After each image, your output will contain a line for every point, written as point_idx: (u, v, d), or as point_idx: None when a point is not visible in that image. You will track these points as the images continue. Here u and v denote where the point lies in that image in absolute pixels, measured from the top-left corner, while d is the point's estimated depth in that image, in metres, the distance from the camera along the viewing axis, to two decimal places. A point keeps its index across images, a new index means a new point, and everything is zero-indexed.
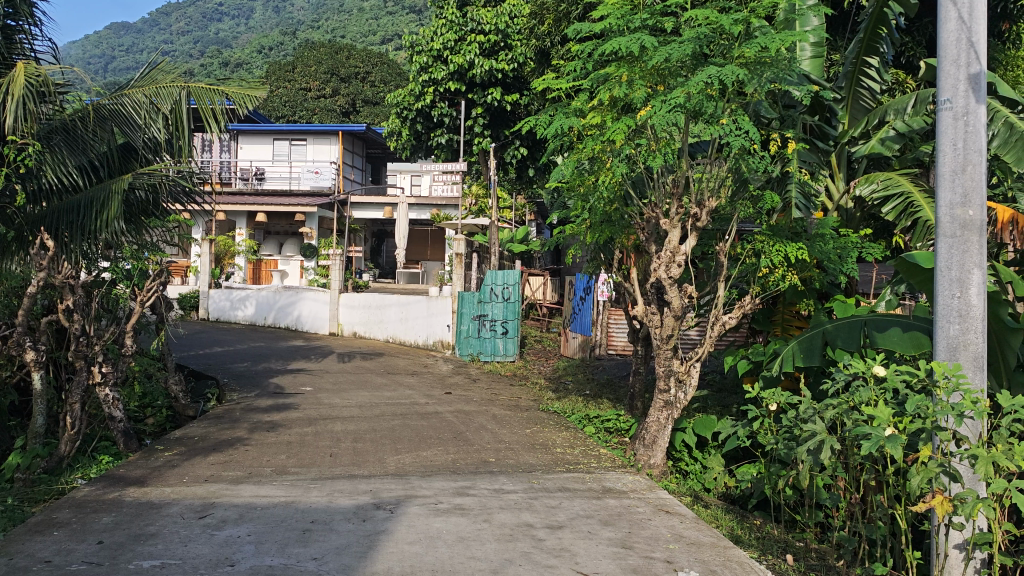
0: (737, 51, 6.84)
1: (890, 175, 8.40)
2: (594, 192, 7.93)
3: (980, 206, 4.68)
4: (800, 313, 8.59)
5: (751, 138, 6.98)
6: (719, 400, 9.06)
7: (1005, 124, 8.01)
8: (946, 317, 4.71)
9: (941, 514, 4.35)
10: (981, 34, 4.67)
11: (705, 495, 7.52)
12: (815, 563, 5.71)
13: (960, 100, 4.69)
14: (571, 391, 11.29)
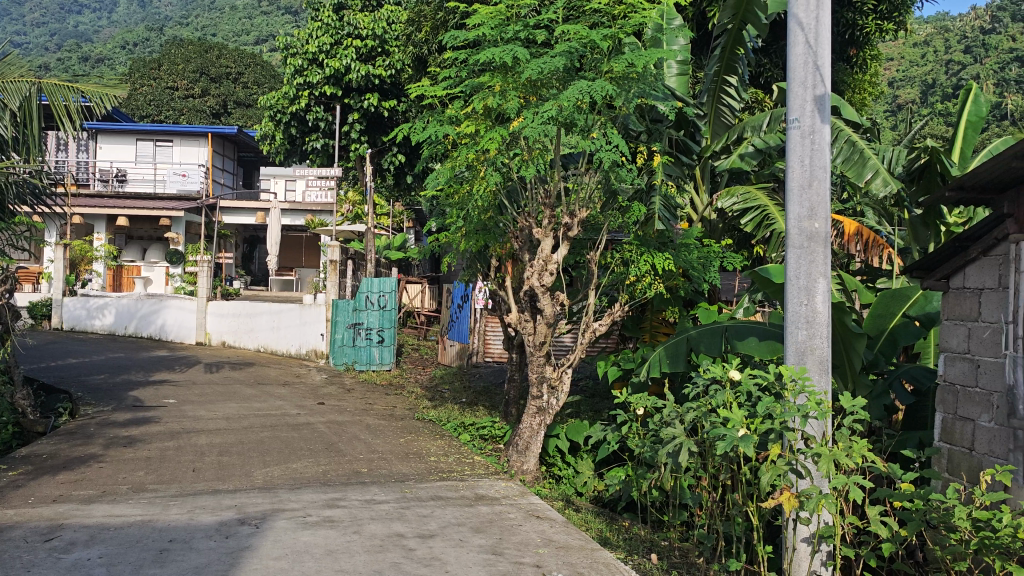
0: (606, 65, 7.03)
1: (749, 189, 8.84)
2: (468, 201, 7.97)
3: (825, 219, 4.98)
4: (667, 320, 8.92)
5: (620, 152, 7.17)
6: (591, 405, 9.27)
7: (847, 143, 8.57)
8: (795, 323, 5.00)
9: (788, 510, 4.59)
10: (825, 58, 4.97)
11: (577, 499, 7.66)
12: (678, 561, 5.93)
13: (807, 119, 4.99)
14: (447, 399, 11.28)
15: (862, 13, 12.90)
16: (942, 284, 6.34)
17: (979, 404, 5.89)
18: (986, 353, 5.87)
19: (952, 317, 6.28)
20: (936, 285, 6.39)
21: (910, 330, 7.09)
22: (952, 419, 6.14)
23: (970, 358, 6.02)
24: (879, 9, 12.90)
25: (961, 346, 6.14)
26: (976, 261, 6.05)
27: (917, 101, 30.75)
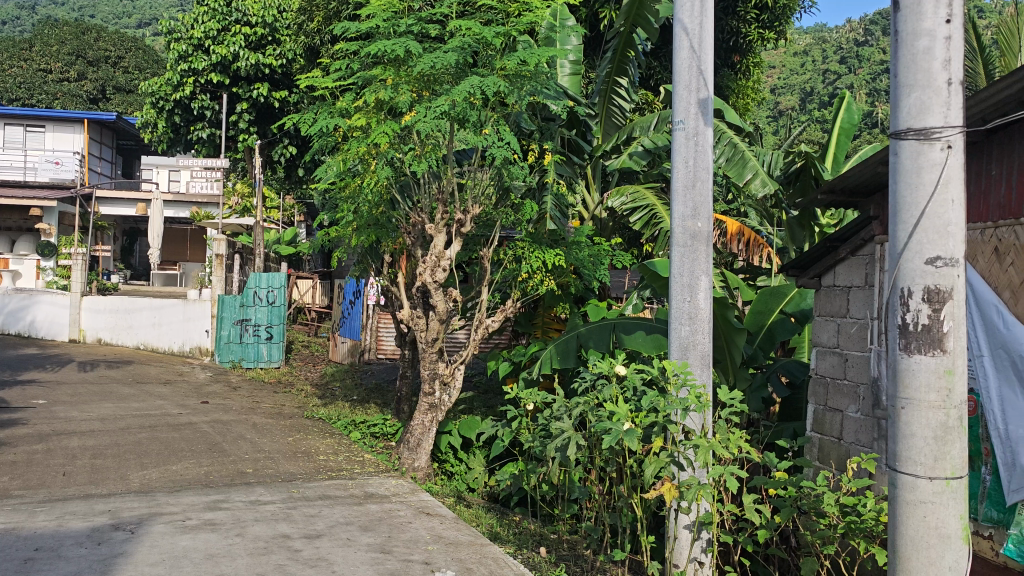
0: (499, 62, 7.04)
1: (638, 189, 9.08)
2: (359, 195, 7.85)
3: (707, 219, 5.14)
4: (558, 317, 9.06)
5: (512, 149, 7.20)
6: (484, 401, 9.31)
7: (730, 145, 8.89)
8: (679, 319, 5.15)
9: (670, 500, 4.72)
10: (708, 63, 5.14)
11: (469, 495, 7.67)
12: (566, 554, 6.02)
13: (691, 122, 5.14)
14: (338, 396, 11.09)
15: (745, 22, 13.43)
16: (815, 282, 6.69)
17: (847, 395, 6.23)
18: (853, 347, 6.22)
19: (824, 313, 6.62)
20: (808, 283, 6.73)
21: (786, 326, 7.43)
22: (823, 410, 6.50)
23: (840, 352, 6.36)
24: (760, 18, 13.45)
25: (831, 340, 6.49)
26: (845, 260, 6.40)
27: (796, 108, 32.25)
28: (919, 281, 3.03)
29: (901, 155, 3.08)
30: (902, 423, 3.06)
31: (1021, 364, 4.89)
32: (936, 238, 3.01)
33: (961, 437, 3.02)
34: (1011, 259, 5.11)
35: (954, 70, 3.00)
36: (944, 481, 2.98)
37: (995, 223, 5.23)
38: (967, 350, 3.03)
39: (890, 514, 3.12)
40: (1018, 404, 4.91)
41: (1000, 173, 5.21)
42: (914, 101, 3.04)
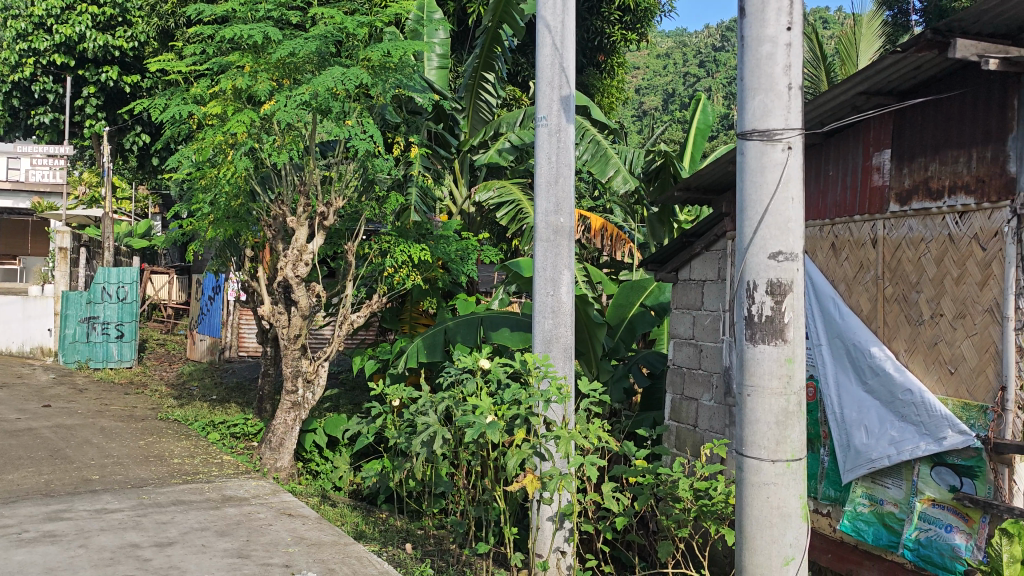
0: (361, 53, 6.89)
1: (504, 184, 9.12)
2: (215, 186, 7.53)
3: (569, 214, 5.23)
4: (425, 312, 9.02)
5: (376, 142, 7.08)
6: (350, 398, 9.16)
7: (592, 142, 9.06)
8: (542, 313, 5.21)
9: (531, 491, 4.76)
10: (570, 61, 5.22)
11: (334, 493, 7.52)
12: (432, 549, 6.00)
13: (553, 118, 5.21)
14: (195, 396, 10.64)
15: (609, 23, 13.82)
16: (673, 275, 6.96)
17: (701, 384, 6.52)
18: (707, 338, 6.49)
19: (680, 306, 6.89)
20: (666, 277, 6.97)
21: (646, 319, 7.69)
22: (680, 399, 6.77)
23: (695, 343, 6.64)
24: (623, 19, 13.85)
25: (687, 332, 6.75)
26: (700, 255, 6.67)
27: (658, 108, 33.43)
28: (763, 274, 3.19)
29: (746, 155, 3.22)
30: (747, 410, 3.21)
31: (855, 352, 5.24)
32: (778, 234, 3.17)
33: (800, 421, 3.20)
34: (846, 254, 5.48)
35: (793, 76, 3.16)
36: (785, 462, 3.15)
37: (833, 220, 5.60)
38: (806, 339, 3.22)
39: (737, 497, 3.27)
40: (851, 389, 5.25)
41: (836, 173, 5.60)
42: (758, 104, 3.18)
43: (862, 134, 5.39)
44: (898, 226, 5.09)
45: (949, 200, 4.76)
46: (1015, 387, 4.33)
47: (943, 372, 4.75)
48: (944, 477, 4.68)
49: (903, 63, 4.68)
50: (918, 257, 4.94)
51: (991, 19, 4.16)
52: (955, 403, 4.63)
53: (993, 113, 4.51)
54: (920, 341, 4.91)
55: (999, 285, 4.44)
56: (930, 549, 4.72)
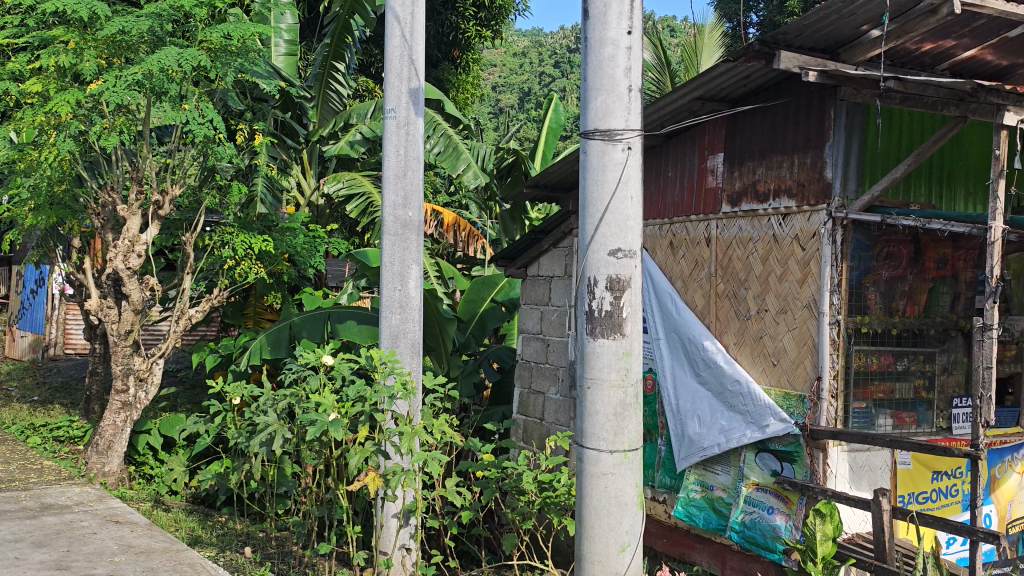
0: (201, 34, 6.55)
1: (354, 176, 8.95)
2: (36, 170, 6.96)
3: (417, 208, 5.17)
4: (271, 306, 8.72)
5: (217, 128, 6.74)
6: (189, 397, 8.72)
7: (444, 136, 9.02)
8: (389, 308, 5.12)
9: (373, 489, 4.67)
10: (419, 53, 5.16)
11: (168, 498, 7.13)
12: (273, 551, 5.81)
13: (402, 111, 5.14)
14: (14, 398, 9.82)
15: (463, 18, 13.82)
16: (522, 272, 7.03)
17: (548, 378, 6.64)
18: (554, 333, 6.62)
19: (529, 301, 7.00)
20: (516, 272, 7.06)
21: (496, 314, 7.74)
22: (527, 393, 6.89)
23: (542, 338, 6.76)
24: (478, 15, 13.88)
25: (535, 327, 6.87)
26: (548, 252, 6.78)
27: (515, 106, 33.81)
28: (602, 271, 3.26)
29: (588, 154, 3.29)
30: (587, 402, 3.29)
31: (689, 346, 5.49)
32: (618, 231, 3.26)
33: (637, 413, 3.31)
34: (683, 252, 5.75)
35: (633, 78, 3.25)
36: (623, 453, 3.24)
37: (671, 219, 5.87)
38: (642, 334, 3.33)
39: (577, 487, 3.34)
40: (686, 380, 5.49)
41: (675, 173, 5.90)
42: (600, 104, 3.25)
43: (698, 138, 5.67)
44: (729, 226, 5.39)
45: (774, 202, 5.06)
46: (830, 377, 4.66)
47: (767, 364, 5.05)
48: (767, 462, 4.98)
49: (734, 73, 4.92)
50: (746, 255, 5.24)
51: (811, 34, 4.42)
52: (777, 393, 4.94)
53: (813, 122, 4.84)
54: (747, 334, 5.20)
55: (815, 283, 4.75)
56: (754, 531, 4.99)
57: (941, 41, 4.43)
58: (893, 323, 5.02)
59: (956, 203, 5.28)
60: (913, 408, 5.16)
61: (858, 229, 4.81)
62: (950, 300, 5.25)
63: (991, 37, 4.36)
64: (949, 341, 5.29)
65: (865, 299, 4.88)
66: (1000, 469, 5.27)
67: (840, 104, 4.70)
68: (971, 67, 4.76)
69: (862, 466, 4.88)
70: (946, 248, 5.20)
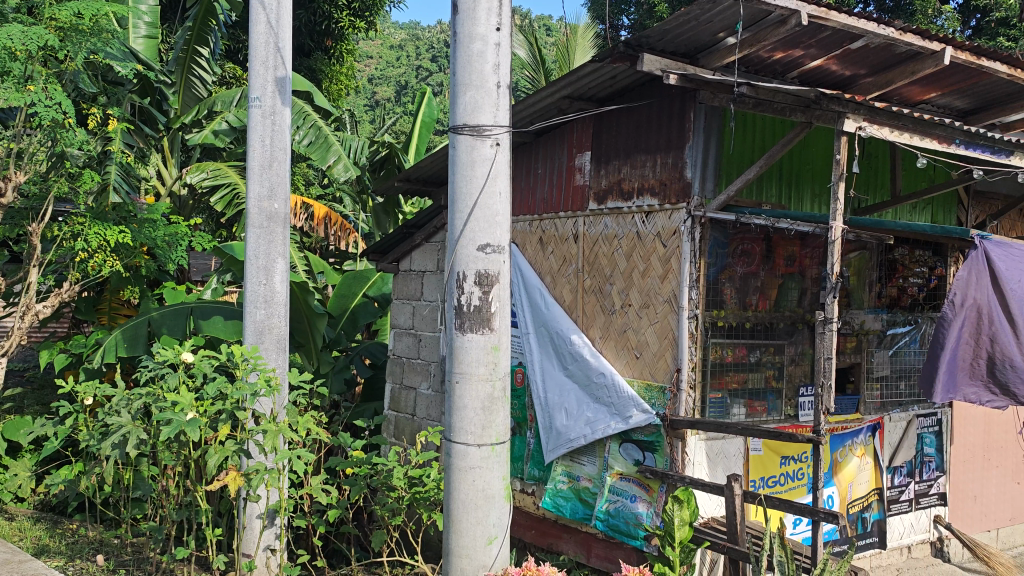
0: (48, 11, 6.11)
1: (219, 166, 8.61)
2: None
3: (284, 200, 5.02)
4: (128, 302, 8.30)
5: (66, 112, 6.31)
6: (37, 398, 8.17)
7: (313, 128, 8.81)
8: (253, 303, 4.95)
9: (234, 490, 4.50)
10: (286, 41, 5.01)
11: (11, 506, 6.66)
12: (128, 558, 5.53)
13: (267, 100, 4.97)
14: None
15: (336, 7, 13.51)
16: (394, 266, 6.96)
17: (419, 373, 6.62)
18: (425, 328, 6.60)
19: (401, 296, 6.96)
20: (388, 267, 6.98)
21: (368, 310, 7.66)
22: (399, 388, 6.86)
23: (414, 333, 6.73)
24: (351, 5, 13.61)
25: (406, 322, 6.84)
26: (420, 246, 6.74)
27: (391, 99, 33.45)
28: (471, 265, 3.27)
29: (457, 149, 3.29)
30: (455, 396, 3.29)
31: (557, 340, 5.59)
32: (486, 227, 3.27)
33: (504, 406, 3.34)
34: (551, 248, 5.90)
35: (502, 75, 3.28)
36: (490, 446, 3.27)
37: (540, 216, 6.04)
38: (509, 328, 3.36)
39: (445, 482, 3.34)
40: (554, 373, 5.60)
41: (544, 171, 6.06)
42: (469, 99, 3.25)
43: (566, 136, 5.83)
44: (596, 223, 5.53)
45: (638, 200, 5.23)
46: (688, 368, 4.86)
47: (631, 357, 5.23)
48: (630, 452, 5.14)
49: (601, 73, 5.02)
50: (612, 251, 5.40)
51: (673, 38, 4.53)
52: (640, 384, 5.12)
53: (673, 124, 5.03)
54: (612, 328, 5.36)
55: (676, 279, 4.93)
56: (617, 519, 5.13)
57: (791, 50, 4.69)
58: (746, 317, 5.29)
59: (803, 203, 5.63)
60: (764, 397, 5.45)
61: (715, 227, 5.03)
62: (798, 295, 5.57)
63: (835, 48, 4.64)
64: (797, 333, 5.61)
65: (720, 294, 5.13)
66: (841, 453, 5.63)
67: (699, 107, 4.90)
68: (817, 76, 5.06)
69: (717, 454, 5.12)
70: (794, 246, 5.50)
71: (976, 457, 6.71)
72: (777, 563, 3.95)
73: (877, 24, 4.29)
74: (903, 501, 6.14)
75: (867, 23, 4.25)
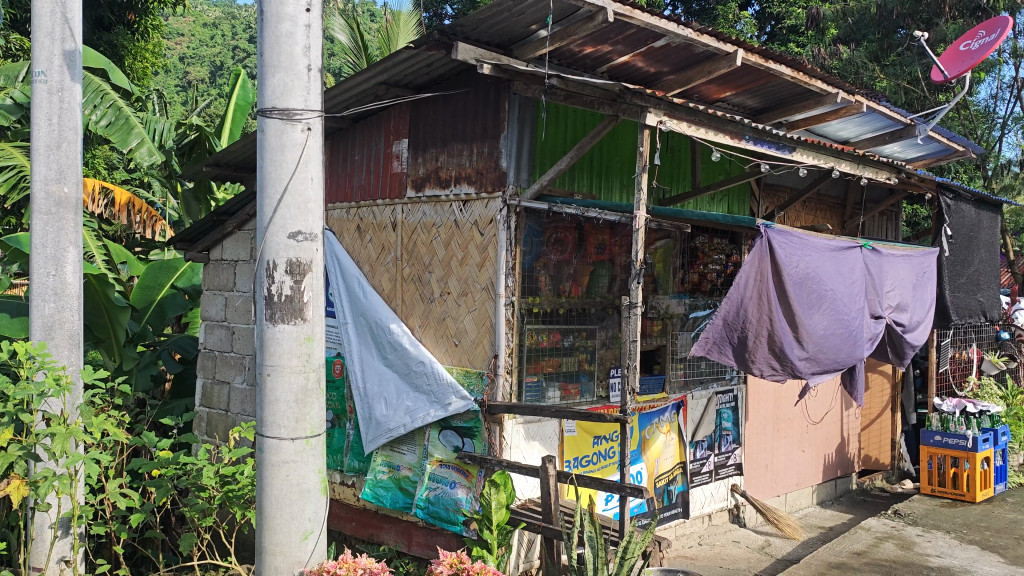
0: None
1: (2, 146, 7.83)
2: None
3: (75, 184, 4.56)
4: None
5: None
6: None
7: (113, 107, 8.21)
8: (41, 296, 4.46)
9: (18, 500, 4.09)
10: (75, 12, 4.52)
11: None
12: None
13: (54, 75, 4.46)
14: None
15: None
16: (203, 255, 6.63)
17: (233, 366, 6.34)
18: (239, 320, 6.33)
19: (212, 287, 6.64)
20: (197, 256, 6.64)
21: (177, 301, 7.23)
22: (211, 383, 6.55)
23: (226, 325, 6.44)
24: None
25: (218, 314, 6.53)
26: (232, 235, 6.45)
27: (205, 80, 31.78)
28: (282, 254, 3.15)
29: (265, 132, 3.14)
30: (266, 390, 3.16)
31: (376, 329, 5.52)
32: (298, 214, 3.16)
33: (319, 398, 3.25)
34: (369, 236, 5.83)
35: (313, 58, 3.17)
36: (304, 439, 3.17)
37: (357, 203, 5.96)
38: (324, 318, 3.28)
39: (257, 478, 3.21)
40: (373, 363, 5.53)
41: (361, 158, 5.98)
42: (277, 82, 3.12)
43: (383, 122, 5.78)
44: (414, 211, 5.52)
45: (455, 188, 5.26)
46: (504, 355, 4.95)
47: (449, 344, 5.26)
48: (449, 439, 5.17)
49: (417, 60, 4.96)
50: (430, 240, 5.40)
51: (487, 28, 4.55)
52: (458, 371, 5.16)
53: (489, 113, 5.08)
54: (431, 316, 5.37)
55: (493, 267, 4.99)
56: (437, 506, 5.14)
57: (600, 45, 4.86)
58: (560, 303, 5.46)
59: (612, 193, 5.89)
60: (577, 380, 5.65)
61: (530, 216, 5.14)
62: (608, 282, 5.82)
63: (640, 45, 4.86)
64: (608, 318, 5.86)
65: (535, 281, 5.27)
66: (649, 430, 5.95)
67: (514, 98, 4.98)
68: (625, 72, 5.30)
69: (533, 436, 5.25)
70: (604, 235, 5.73)
71: (766, 429, 7.30)
72: (587, 539, 4.10)
73: (678, 25, 4.53)
74: (704, 473, 6.58)
75: (668, 23, 4.48)
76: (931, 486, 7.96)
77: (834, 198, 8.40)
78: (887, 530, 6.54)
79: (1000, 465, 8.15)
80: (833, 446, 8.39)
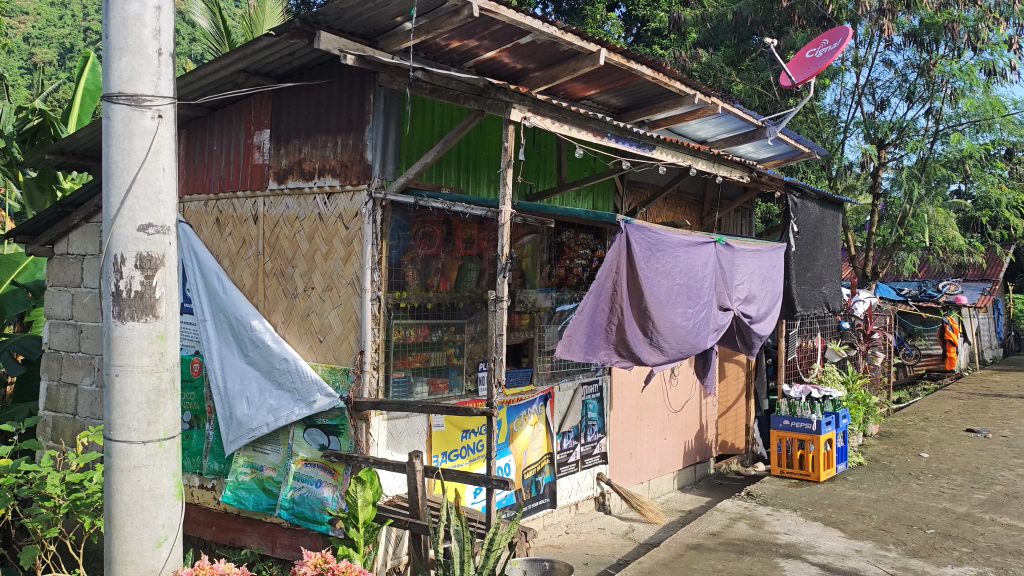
0: None
1: None
2: None
3: None
4: None
5: None
6: None
7: None
8: None
9: None
10: None
11: None
12: None
13: None
14: None
15: None
16: (47, 249, 6.20)
17: (81, 367, 5.97)
18: (87, 318, 5.97)
19: (57, 283, 6.24)
20: (40, 250, 6.21)
21: (18, 298, 6.71)
22: (57, 385, 6.16)
23: (73, 323, 6.06)
24: None
25: (64, 312, 6.15)
26: (79, 227, 6.08)
27: (53, 62, 29.66)
28: (131, 248, 2.98)
29: (111, 119, 2.96)
30: (114, 392, 2.98)
31: (237, 326, 5.34)
32: (147, 205, 3.00)
33: (173, 399, 3.10)
34: (230, 230, 5.64)
35: (163, 42, 3.01)
36: (157, 443, 3.02)
37: (216, 195, 5.74)
38: (178, 315, 3.14)
39: (104, 486, 3.03)
40: (233, 361, 5.34)
41: (220, 148, 5.77)
42: (124, 66, 2.93)
43: (243, 111, 5.60)
44: (276, 204, 5.36)
45: (319, 181, 5.15)
46: (371, 350, 4.89)
47: (314, 341, 5.15)
48: (315, 437, 5.07)
49: (278, 49, 4.80)
50: (293, 233, 5.26)
51: (350, 18, 4.46)
52: (323, 368, 5.06)
53: (354, 105, 5.00)
54: (295, 312, 5.24)
55: (358, 261, 4.92)
56: (302, 506, 5.02)
57: (466, 40, 4.86)
58: (428, 297, 5.45)
59: (479, 188, 5.92)
60: (446, 374, 5.65)
61: (396, 210, 5.08)
62: (476, 276, 5.86)
63: (505, 41, 4.89)
64: (476, 312, 5.90)
65: (403, 276, 5.23)
66: (517, 422, 6.03)
67: (379, 90, 4.92)
68: (491, 67, 5.32)
69: (400, 432, 5.21)
70: (472, 229, 5.75)
71: (631, 418, 7.54)
72: (452, 531, 4.10)
73: (543, 22, 4.57)
74: (571, 463, 6.73)
75: (534, 20, 4.52)
76: (781, 468, 8.48)
77: (693, 195, 8.76)
78: (740, 511, 6.90)
79: (842, 446, 8.73)
80: (693, 434, 8.76)
